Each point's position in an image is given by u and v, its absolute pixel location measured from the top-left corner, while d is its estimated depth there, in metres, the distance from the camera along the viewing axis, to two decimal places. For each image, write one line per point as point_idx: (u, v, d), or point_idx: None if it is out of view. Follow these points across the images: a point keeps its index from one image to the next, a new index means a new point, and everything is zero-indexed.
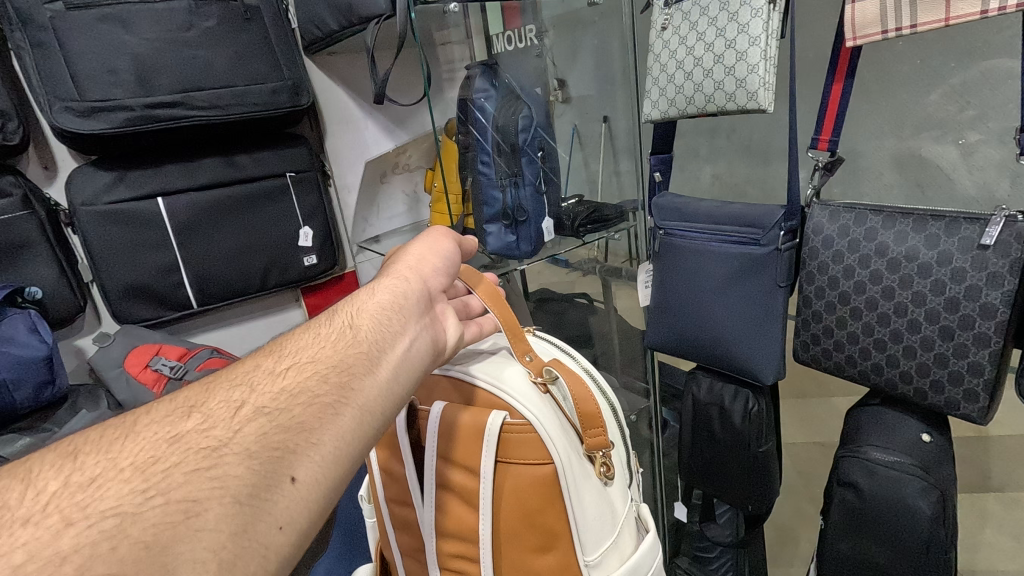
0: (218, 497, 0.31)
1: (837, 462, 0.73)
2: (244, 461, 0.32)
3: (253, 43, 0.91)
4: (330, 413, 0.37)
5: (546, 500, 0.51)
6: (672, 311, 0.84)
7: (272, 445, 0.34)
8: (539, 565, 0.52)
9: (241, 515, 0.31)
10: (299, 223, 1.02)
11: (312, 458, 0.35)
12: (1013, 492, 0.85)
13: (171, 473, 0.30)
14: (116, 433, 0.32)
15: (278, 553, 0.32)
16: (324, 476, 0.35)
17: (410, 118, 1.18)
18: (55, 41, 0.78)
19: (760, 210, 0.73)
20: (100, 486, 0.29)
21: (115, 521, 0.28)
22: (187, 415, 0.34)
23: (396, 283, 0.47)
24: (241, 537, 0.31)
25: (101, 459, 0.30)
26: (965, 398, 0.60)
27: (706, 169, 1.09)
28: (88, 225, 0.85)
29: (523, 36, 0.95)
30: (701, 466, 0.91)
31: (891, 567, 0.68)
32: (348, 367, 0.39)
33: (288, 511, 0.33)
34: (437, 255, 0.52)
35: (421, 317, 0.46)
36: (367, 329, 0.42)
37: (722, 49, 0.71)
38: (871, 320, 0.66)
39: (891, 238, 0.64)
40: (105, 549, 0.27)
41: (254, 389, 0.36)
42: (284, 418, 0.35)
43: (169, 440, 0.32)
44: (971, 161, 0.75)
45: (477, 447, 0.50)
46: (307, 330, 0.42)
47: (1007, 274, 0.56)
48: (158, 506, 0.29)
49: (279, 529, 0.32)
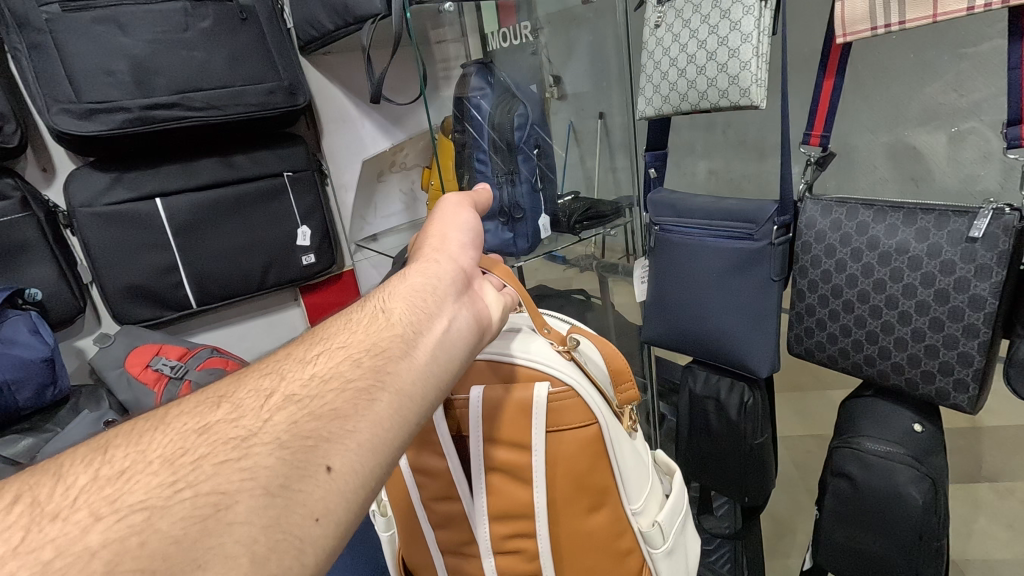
0: (249, 489, 0.30)
1: (831, 453, 0.74)
2: (275, 451, 0.31)
3: (249, 43, 0.92)
4: (364, 398, 0.36)
5: (595, 459, 0.52)
6: (668, 305, 0.85)
7: (304, 434, 0.33)
8: (595, 522, 0.54)
9: (273, 508, 0.30)
10: (297, 223, 1.02)
11: (347, 445, 0.34)
12: (1006, 482, 0.86)
13: (199, 464, 0.30)
14: (147, 425, 0.32)
15: (315, 547, 0.31)
16: (361, 466, 0.34)
17: (407, 117, 1.19)
18: (53, 44, 0.78)
19: (754, 205, 0.74)
20: (129, 479, 0.28)
21: (143, 515, 0.27)
22: (217, 406, 0.34)
23: (427, 266, 0.47)
24: (273, 531, 0.29)
25: (130, 452, 0.30)
26: (955, 388, 0.61)
27: (701, 164, 1.10)
28: (87, 226, 0.85)
29: (518, 32, 0.93)
30: (699, 459, 0.92)
31: (885, 556, 0.69)
32: (383, 351, 0.39)
33: (324, 502, 0.32)
34: (461, 234, 0.51)
35: (455, 299, 0.45)
36: (400, 312, 0.42)
37: (715, 47, 0.72)
38: (864, 313, 0.67)
39: (883, 231, 0.65)
40: (134, 544, 0.26)
41: (285, 377, 0.36)
42: (316, 405, 0.34)
43: (198, 431, 0.32)
44: (966, 154, 0.76)
45: (526, 421, 0.50)
46: (342, 318, 0.43)
47: (995, 265, 0.56)
48: (187, 499, 0.28)
49: (315, 521, 0.31)
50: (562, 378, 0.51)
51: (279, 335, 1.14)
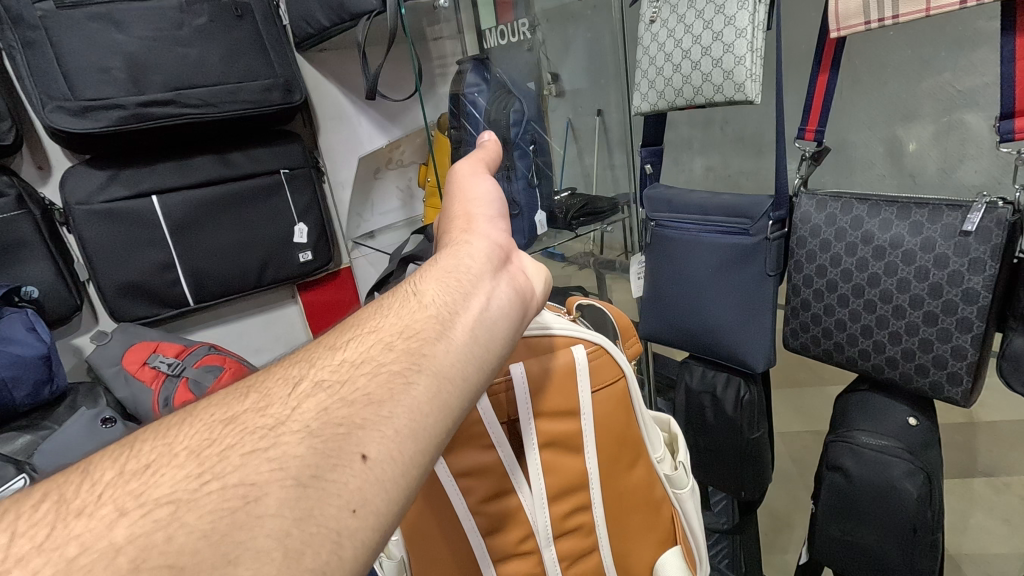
0: (279, 480, 0.27)
1: (825, 448, 0.74)
2: (305, 440, 0.29)
3: (244, 40, 0.91)
4: (399, 382, 0.32)
5: (628, 414, 0.51)
6: (663, 302, 0.85)
7: (335, 421, 0.30)
8: (635, 479, 0.52)
9: (305, 499, 0.27)
10: (293, 219, 1.02)
11: (384, 432, 0.30)
12: (1003, 476, 0.87)
13: (226, 456, 0.27)
14: (175, 419, 0.30)
15: (355, 541, 0.27)
16: (401, 453, 0.30)
17: (403, 114, 1.17)
18: (47, 41, 0.78)
19: (749, 200, 0.74)
20: (154, 472, 0.26)
21: (169, 509, 0.25)
22: (245, 395, 0.32)
23: (459, 247, 0.43)
24: (307, 523, 0.26)
25: (157, 445, 0.28)
26: (948, 381, 0.62)
27: (698, 161, 1.10)
28: (84, 223, 0.85)
29: (516, 30, 0.92)
30: (695, 454, 0.92)
31: (879, 548, 0.69)
32: (417, 333, 0.35)
33: (362, 492, 0.28)
34: (489, 208, 0.48)
35: (493, 273, 0.42)
36: (433, 294, 0.39)
37: (709, 42, 0.72)
38: (858, 307, 0.67)
39: (876, 226, 0.65)
40: (160, 540, 0.24)
41: (313, 364, 0.34)
42: (346, 392, 0.31)
43: (225, 422, 0.30)
44: (976, 144, 0.75)
45: (573, 386, 0.47)
46: (375, 303, 0.40)
47: (988, 259, 0.57)
48: (215, 492, 0.26)
49: (352, 513, 0.28)
50: (592, 339, 0.49)
51: (277, 331, 1.14)
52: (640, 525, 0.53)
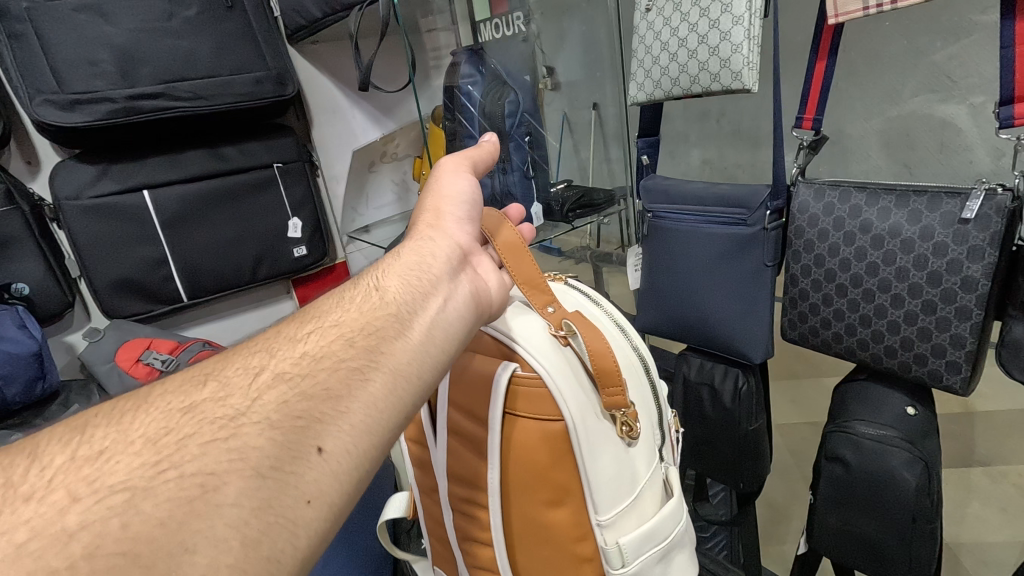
0: (238, 471, 0.29)
1: (825, 438, 0.74)
2: (265, 431, 0.31)
3: (234, 32, 0.91)
4: (357, 378, 0.35)
5: (557, 455, 0.49)
6: (663, 293, 0.85)
7: (295, 413, 0.32)
8: (551, 519, 0.50)
9: (265, 489, 0.29)
10: (287, 214, 1.01)
11: (341, 428, 0.33)
12: (999, 466, 0.86)
13: (185, 445, 0.29)
14: (130, 404, 0.32)
15: (308, 529, 0.30)
16: (355, 447, 0.34)
17: (398, 106, 1.18)
18: (34, 34, 0.77)
19: (746, 190, 0.74)
20: (109, 459, 0.28)
21: (124, 496, 0.27)
22: (203, 384, 0.33)
23: (422, 243, 0.47)
24: (265, 513, 0.29)
25: (110, 431, 0.29)
26: (948, 369, 0.61)
27: (695, 152, 1.09)
28: (73, 218, 0.84)
29: (511, 22, 0.92)
30: (693, 445, 0.91)
31: (877, 537, 0.69)
32: (376, 330, 0.38)
33: (317, 484, 0.31)
34: (461, 205, 0.50)
35: (450, 273, 0.45)
36: (394, 290, 0.41)
37: (706, 30, 0.71)
38: (857, 297, 0.67)
39: (875, 215, 0.65)
40: (116, 526, 0.26)
41: (274, 355, 0.35)
42: (307, 385, 0.34)
43: (183, 410, 0.31)
44: (974, 135, 0.74)
45: (484, 397, 0.50)
46: (336, 293, 0.42)
47: (987, 247, 0.56)
48: (172, 480, 0.28)
49: (307, 503, 0.31)
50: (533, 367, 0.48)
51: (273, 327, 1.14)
52: (551, 560, 0.51)
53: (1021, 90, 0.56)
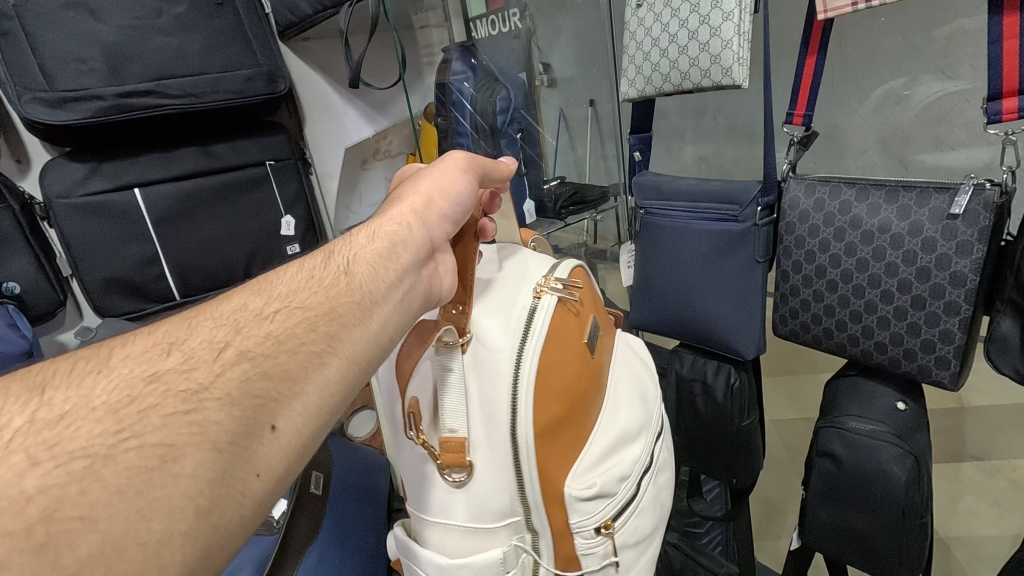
0: (197, 443, 0.28)
1: (816, 433, 0.74)
2: (225, 407, 0.29)
3: (225, 29, 0.92)
4: (314, 362, 0.34)
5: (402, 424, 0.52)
6: (654, 290, 0.85)
7: (254, 392, 0.31)
8: None
9: (221, 461, 0.28)
10: (280, 212, 1.02)
11: (293, 407, 0.32)
12: (993, 460, 0.86)
13: (148, 415, 0.27)
14: (89, 366, 0.29)
15: (255, 500, 0.30)
16: (305, 428, 0.33)
17: (389, 105, 1.20)
18: (20, 31, 0.75)
19: (738, 186, 0.74)
20: (69, 424, 0.26)
21: (84, 463, 0.25)
22: (167, 353, 0.31)
23: (396, 229, 0.43)
24: (220, 485, 0.28)
25: (71, 394, 0.27)
26: (937, 364, 0.62)
27: (689, 149, 1.10)
28: (63, 217, 0.83)
29: (506, 19, 0.91)
30: (687, 442, 0.91)
31: (868, 532, 0.69)
32: (339, 317, 0.37)
33: (268, 459, 0.31)
34: (451, 194, 0.47)
35: (418, 264, 0.43)
36: (361, 277, 0.39)
37: (697, 26, 0.71)
38: (847, 292, 0.67)
39: (864, 211, 0.65)
40: (74, 492, 0.24)
41: (239, 330, 0.33)
42: (269, 364, 0.32)
43: (146, 379, 0.29)
44: (969, 128, 0.74)
45: None
46: (303, 270, 0.39)
47: (975, 242, 0.56)
48: (133, 450, 0.26)
49: (256, 477, 0.30)
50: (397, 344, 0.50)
51: None
52: None
53: (1009, 86, 0.56)
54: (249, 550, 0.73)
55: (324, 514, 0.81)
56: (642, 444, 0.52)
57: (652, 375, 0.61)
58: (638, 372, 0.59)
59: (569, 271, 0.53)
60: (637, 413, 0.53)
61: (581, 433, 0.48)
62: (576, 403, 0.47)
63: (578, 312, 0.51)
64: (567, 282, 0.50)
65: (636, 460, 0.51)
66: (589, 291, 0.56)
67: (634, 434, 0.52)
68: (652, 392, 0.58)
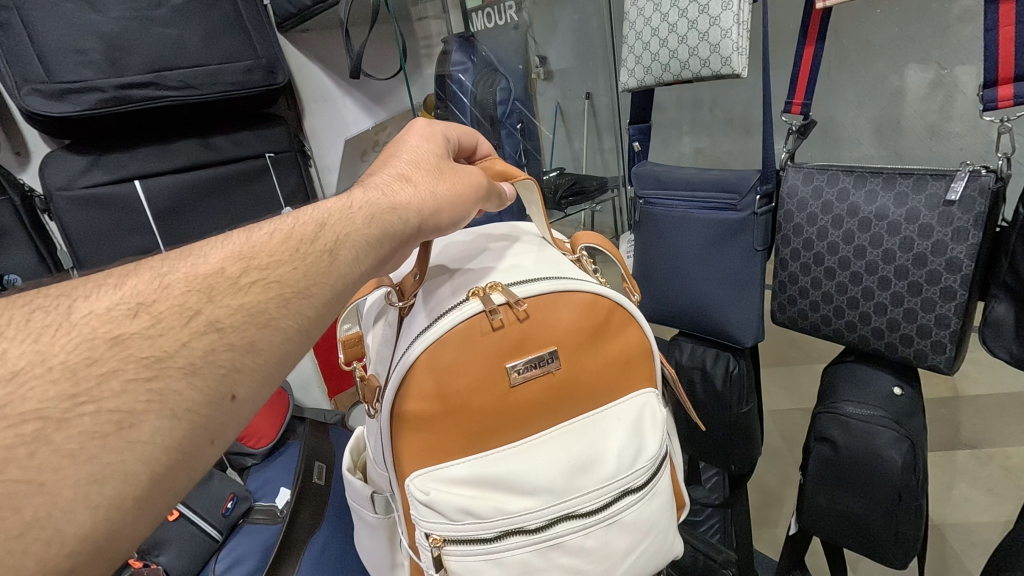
0: (156, 411, 0.28)
1: (815, 419, 0.75)
2: (187, 377, 0.29)
3: (222, 21, 0.91)
4: (281, 338, 0.34)
5: None
6: (656, 276, 0.85)
7: (218, 362, 0.31)
8: None
9: (178, 430, 0.28)
10: (280, 204, 1.03)
11: (255, 376, 0.32)
12: (986, 449, 0.87)
13: (107, 380, 0.27)
14: (49, 321, 0.28)
15: (207, 465, 0.30)
16: (263, 396, 0.33)
17: (388, 96, 1.22)
18: (19, 22, 0.75)
19: (738, 175, 0.75)
20: (23, 383, 0.25)
21: (36, 426, 0.25)
22: (134, 315, 0.30)
23: (389, 217, 0.43)
24: (173, 451, 0.28)
25: (28, 350, 0.27)
26: (933, 348, 0.62)
27: (687, 142, 1.10)
28: (65, 210, 0.81)
29: (502, 11, 0.91)
30: (687, 429, 0.92)
31: (865, 515, 0.70)
32: (311, 294, 0.36)
33: (223, 427, 0.31)
34: (459, 210, 0.48)
35: (392, 256, 0.43)
36: (344, 262, 0.39)
37: (696, 15, 0.71)
38: (844, 280, 0.68)
39: (862, 198, 0.65)
40: (22, 454, 0.24)
41: (212, 299, 0.32)
42: (237, 337, 0.32)
43: (108, 341, 0.28)
44: (963, 120, 0.75)
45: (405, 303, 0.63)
46: (288, 239, 0.38)
47: (971, 227, 0.57)
48: (89, 414, 0.26)
49: (211, 444, 0.30)
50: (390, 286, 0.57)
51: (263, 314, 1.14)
52: None
53: (1004, 74, 0.56)
54: (255, 541, 0.77)
55: (325, 506, 0.82)
56: (532, 505, 0.44)
57: (631, 459, 0.48)
58: (607, 439, 0.48)
59: (562, 289, 0.48)
60: (551, 471, 0.45)
61: (468, 443, 0.46)
62: (458, 413, 0.45)
63: (520, 334, 0.46)
64: (512, 296, 0.45)
65: (505, 510, 0.44)
66: (572, 322, 0.48)
67: (525, 486, 0.44)
68: (604, 470, 0.46)
